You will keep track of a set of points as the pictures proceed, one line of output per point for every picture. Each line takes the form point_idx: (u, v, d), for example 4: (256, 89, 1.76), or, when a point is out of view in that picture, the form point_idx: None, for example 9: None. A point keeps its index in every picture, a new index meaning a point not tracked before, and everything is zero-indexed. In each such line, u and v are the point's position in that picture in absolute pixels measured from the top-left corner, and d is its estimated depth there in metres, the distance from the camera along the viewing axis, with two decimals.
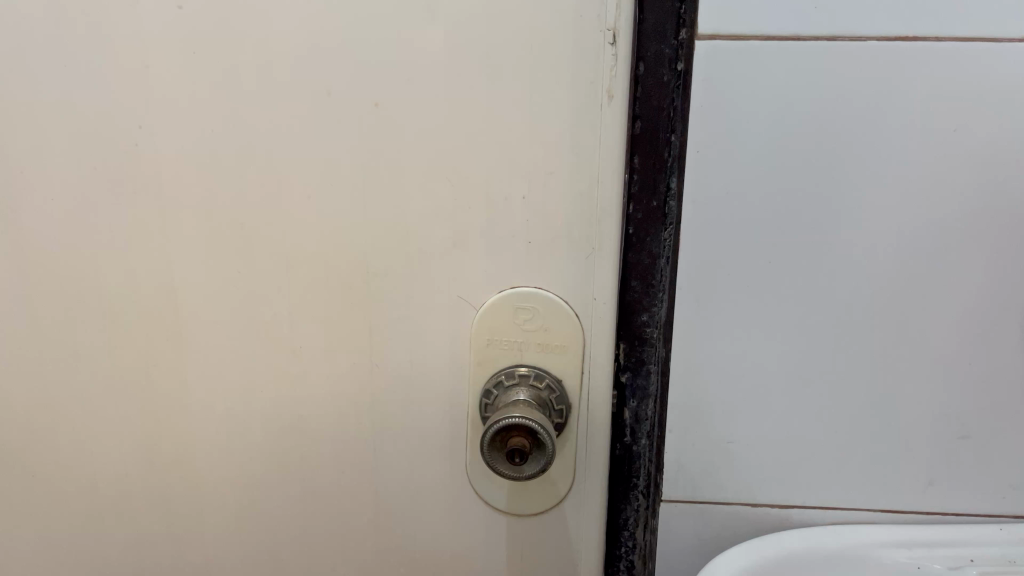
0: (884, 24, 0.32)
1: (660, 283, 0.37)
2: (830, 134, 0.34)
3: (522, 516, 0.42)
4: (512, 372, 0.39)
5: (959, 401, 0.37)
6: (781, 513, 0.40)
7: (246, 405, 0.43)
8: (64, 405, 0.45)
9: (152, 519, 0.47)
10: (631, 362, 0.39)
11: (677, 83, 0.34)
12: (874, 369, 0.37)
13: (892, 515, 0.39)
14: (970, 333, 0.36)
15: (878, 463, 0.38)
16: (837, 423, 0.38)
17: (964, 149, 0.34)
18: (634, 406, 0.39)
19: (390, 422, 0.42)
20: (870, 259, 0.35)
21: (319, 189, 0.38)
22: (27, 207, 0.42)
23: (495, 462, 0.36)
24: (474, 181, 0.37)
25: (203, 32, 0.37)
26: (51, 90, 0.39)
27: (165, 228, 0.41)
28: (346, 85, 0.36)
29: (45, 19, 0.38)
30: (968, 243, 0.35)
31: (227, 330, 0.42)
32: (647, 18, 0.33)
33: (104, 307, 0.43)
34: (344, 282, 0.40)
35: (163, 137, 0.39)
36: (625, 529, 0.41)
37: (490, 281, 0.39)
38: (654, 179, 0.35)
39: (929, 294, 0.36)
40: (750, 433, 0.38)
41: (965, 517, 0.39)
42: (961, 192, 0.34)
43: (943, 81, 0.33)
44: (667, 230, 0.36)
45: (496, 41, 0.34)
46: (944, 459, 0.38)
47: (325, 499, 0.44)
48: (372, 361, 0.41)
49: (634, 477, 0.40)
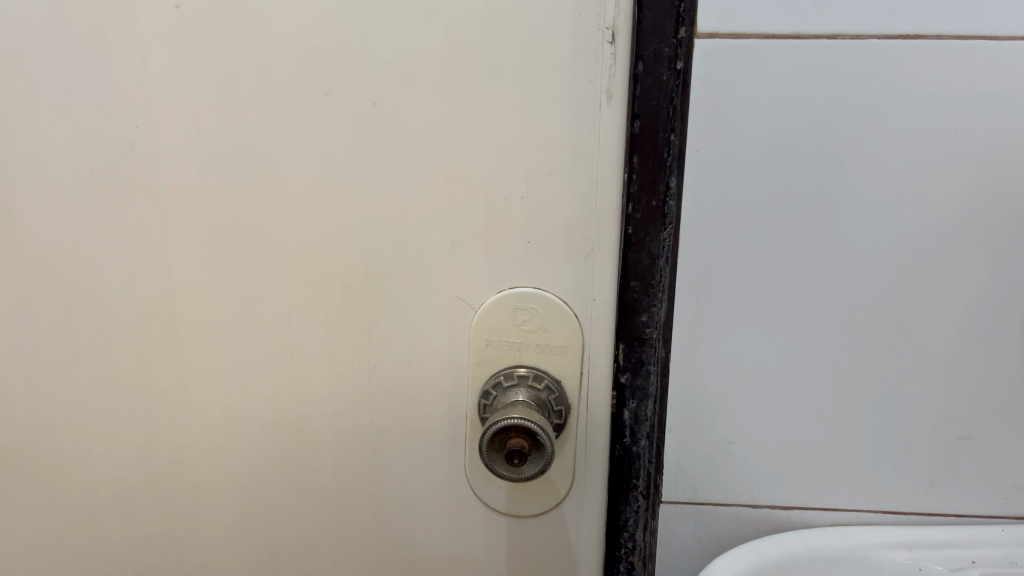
0: (885, 23, 0.32)
1: (660, 283, 0.36)
2: (830, 133, 0.33)
3: (522, 517, 0.42)
4: (511, 372, 0.39)
5: (959, 401, 0.37)
6: (781, 513, 0.40)
7: (245, 406, 0.43)
8: (65, 404, 0.45)
9: (153, 519, 0.47)
10: (631, 362, 0.38)
11: (677, 82, 0.33)
12: (874, 370, 0.36)
13: (894, 517, 0.39)
14: (971, 334, 0.36)
15: (880, 464, 0.38)
16: (837, 423, 0.38)
17: (965, 148, 0.33)
18: (634, 407, 0.38)
19: (390, 422, 0.42)
20: (871, 258, 0.35)
21: (318, 190, 0.38)
22: (27, 208, 0.42)
23: (494, 463, 0.35)
24: (472, 182, 0.37)
25: (201, 32, 0.37)
26: (49, 91, 0.39)
27: (164, 228, 0.41)
28: (343, 85, 0.36)
29: (42, 20, 0.38)
30: (969, 242, 0.34)
31: (226, 331, 0.42)
32: (647, 16, 0.32)
33: (104, 307, 0.43)
34: (343, 283, 0.40)
35: (162, 137, 0.39)
36: (625, 530, 0.41)
37: (490, 281, 0.38)
38: (654, 178, 0.35)
39: (929, 294, 0.35)
40: (750, 433, 0.38)
41: (967, 518, 0.39)
42: (962, 191, 0.34)
43: (946, 79, 0.32)
44: (667, 229, 0.35)
45: (494, 41, 0.34)
46: (946, 461, 0.38)
47: (325, 499, 0.44)
48: (372, 362, 0.41)
49: (634, 478, 0.40)
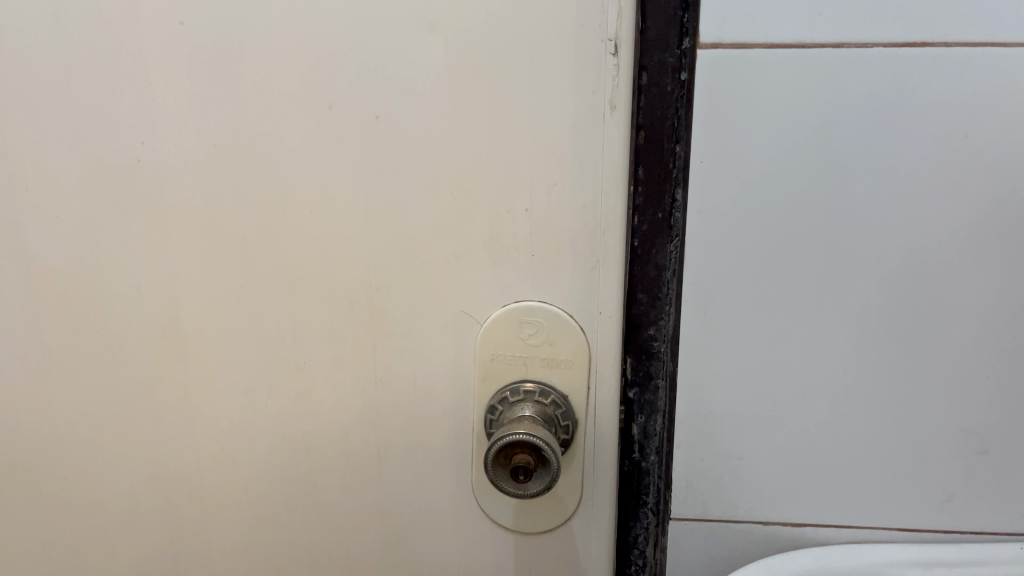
0: (889, 31, 0.31)
1: (667, 295, 0.36)
2: (838, 144, 0.33)
3: (530, 535, 0.41)
4: (517, 388, 0.39)
5: (977, 415, 0.36)
6: (793, 531, 0.39)
7: (251, 421, 0.43)
8: (72, 420, 0.45)
9: (160, 534, 0.47)
10: (638, 377, 0.37)
11: (681, 91, 0.33)
12: (886, 385, 0.36)
13: (909, 534, 0.38)
14: (987, 347, 0.35)
15: (893, 481, 0.37)
16: (850, 439, 0.37)
17: (976, 157, 0.32)
18: (642, 422, 0.38)
19: (397, 436, 0.42)
20: (881, 272, 0.34)
21: (323, 206, 0.38)
22: (33, 225, 0.42)
23: (499, 480, 0.35)
24: (476, 196, 0.37)
25: (206, 48, 0.37)
26: (54, 108, 0.40)
27: (170, 244, 0.41)
28: (345, 100, 0.36)
29: (49, 40, 0.38)
30: (982, 253, 0.33)
31: (230, 346, 0.42)
32: (650, 26, 0.32)
33: (111, 323, 0.43)
34: (347, 297, 0.40)
35: (166, 154, 0.39)
36: (636, 547, 0.40)
37: (495, 296, 0.38)
38: (660, 190, 0.34)
39: (941, 305, 0.34)
40: (759, 449, 0.37)
41: (985, 535, 0.38)
42: (976, 200, 0.33)
43: (954, 87, 0.32)
44: (673, 241, 0.35)
45: (496, 55, 0.34)
46: (961, 476, 0.37)
47: (332, 515, 0.44)
48: (377, 377, 0.41)
49: (644, 494, 0.39)
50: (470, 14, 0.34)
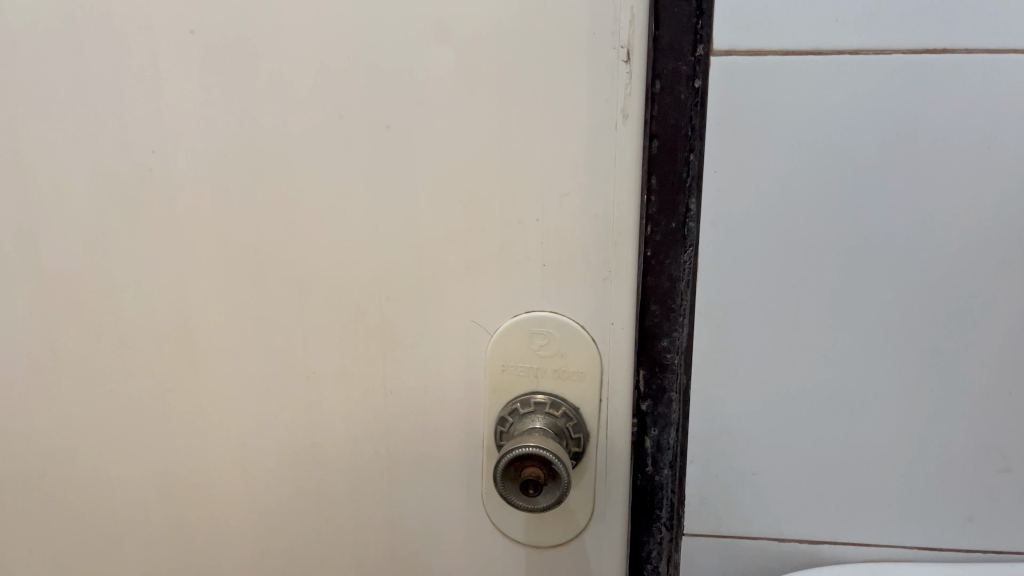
0: (909, 38, 0.31)
1: (681, 307, 0.35)
2: (856, 153, 0.32)
3: (541, 548, 0.41)
4: (528, 400, 0.39)
5: (1001, 432, 0.35)
6: (809, 548, 0.38)
7: (260, 431, 0.43)
8: (84, 428, 0.45)
9: (170, 545, 0.46)
10: (651, 390, 0.37)
11: (695, 99, 0.32)
12: (906, 400, 0.35)
13: (929, 553, 0.37)
14: (1010, 362, 0.34)
15: (913, 499, 0.36)
16: (868, 454, 0.36)
17: (999, 167, 0.32)
18: (656, 435, 0.37)
19: (406, 448, 0.41)
20: (901, 285, 0.33)
21: (333, 215, 0.38)
22: (46, 233, 0.42)
23: (510, 493, 0.34)
24: (486, 206, 0.36)
25: (217, 57, 0.37)
26: (67, 116, 0.40)
27: (181, 252, 0.41)
28: (356, 107, 0.36)
29: (62, 48, 0.38)
30: (1008, 266, 0.33)
31: (240, 355, 0.42)
32: (664, 34, 0.32)
33: (121, 331, 0.43)
34: (357, 307, 0.39)
35: (177, 162, 0.39)
36: (649, 563, 0.39)
37: (505, 307, 0.38)
38: (674, 201, 0.34)
39: (963, 319, 0.33)
40: (775, 464, 0.37)
41: (1009, 555, 0.36)
42: (998, 211, 0.32)
43: (979, 96, 0.31)
44: (687, 252, 0.34)
45: (506, 62, 0.34)
46: (983, 493, 0.36)
47: (342, 527, 0.43)
48: (386, 388, 0.40)
49: (658, 508, 0.38)
50: (481, 20, 0.34)
